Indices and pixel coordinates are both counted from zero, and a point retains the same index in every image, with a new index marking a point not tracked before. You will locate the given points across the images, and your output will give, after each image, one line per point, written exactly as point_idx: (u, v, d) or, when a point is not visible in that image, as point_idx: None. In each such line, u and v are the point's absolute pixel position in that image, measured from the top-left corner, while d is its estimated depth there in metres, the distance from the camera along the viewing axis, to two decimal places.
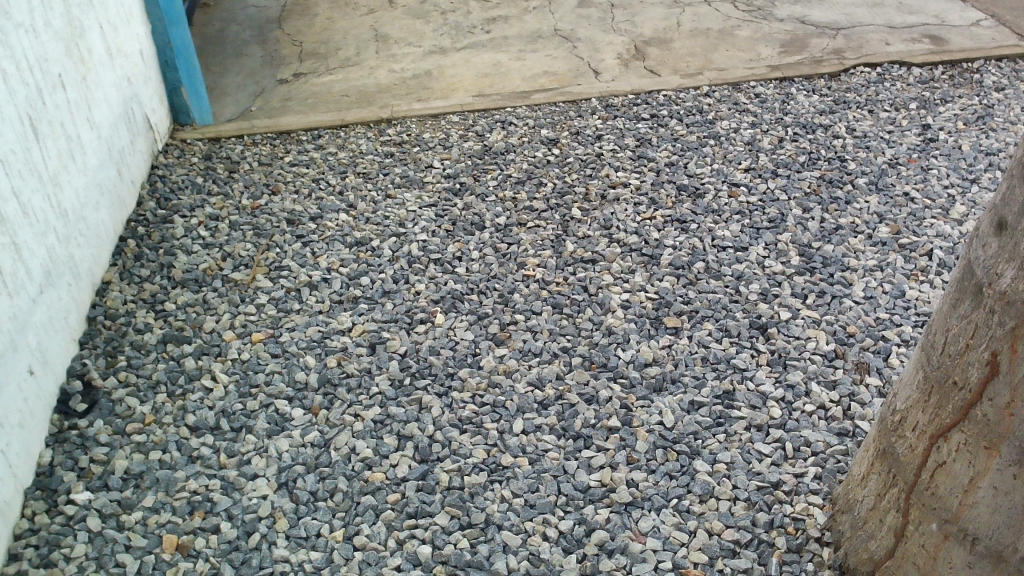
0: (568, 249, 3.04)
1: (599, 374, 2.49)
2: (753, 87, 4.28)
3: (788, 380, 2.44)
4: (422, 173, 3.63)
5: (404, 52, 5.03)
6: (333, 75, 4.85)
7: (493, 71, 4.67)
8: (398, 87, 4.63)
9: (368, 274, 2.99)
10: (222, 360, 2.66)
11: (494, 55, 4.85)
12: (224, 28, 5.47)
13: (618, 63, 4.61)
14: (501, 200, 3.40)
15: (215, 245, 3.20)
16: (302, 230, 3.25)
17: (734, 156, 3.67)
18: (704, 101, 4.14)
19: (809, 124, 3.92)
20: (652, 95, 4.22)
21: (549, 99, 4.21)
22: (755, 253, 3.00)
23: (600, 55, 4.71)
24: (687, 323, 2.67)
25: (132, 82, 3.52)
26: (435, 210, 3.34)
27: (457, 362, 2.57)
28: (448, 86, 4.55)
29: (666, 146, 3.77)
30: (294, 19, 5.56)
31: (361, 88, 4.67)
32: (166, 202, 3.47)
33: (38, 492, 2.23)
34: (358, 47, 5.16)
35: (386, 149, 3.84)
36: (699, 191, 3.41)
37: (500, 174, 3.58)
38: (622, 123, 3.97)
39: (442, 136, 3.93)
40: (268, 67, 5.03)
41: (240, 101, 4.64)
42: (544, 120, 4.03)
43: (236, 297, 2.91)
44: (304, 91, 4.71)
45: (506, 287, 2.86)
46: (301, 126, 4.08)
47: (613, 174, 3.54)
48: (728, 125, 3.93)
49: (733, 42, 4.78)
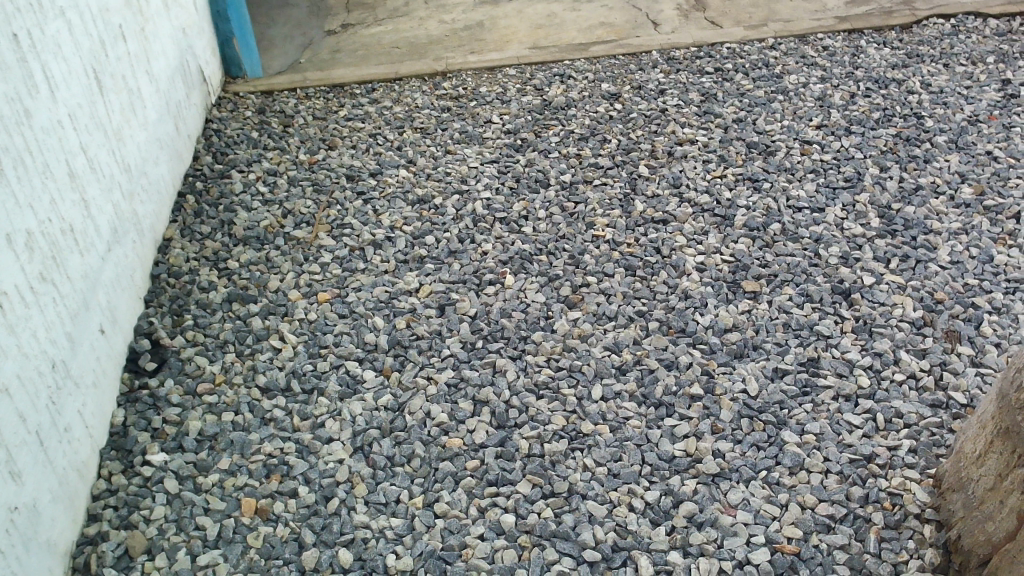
0: (638, 209, 2.94)
1: (677, 339, 2.41)
2: (821, 40, 4.11)
3: (875, 348, 2.35)
4: (481, 129, 3.54)
5: (454, 2, 4.91)
6: (382, 27, 4.80)
7: (548, 22, 4.54)
8: (449, 39, 4.53)
9: (432, 234, 2.91)
10: (289, 320, 2.62)
11: (547, 5, 4.71)
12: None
13: (678, 14, 4.44)
14: (565, 156, 3.30)
15: (275, 202, 3.15)
16: (362, 186, 3.18)
17: (805, 112, 3.52)
18: (771, 54, 3.98)
19: (882, 79, 3.76)
20: (716, 48, 4.06)
21: (608, 51, 4.07)
22: (833, 215, 2.89)
23: (659, 5, 4.54)
24: (766, 287, 2.57)
25: (186, 32, 3.44)
26: (497, 167, 3.25)
27: (529, 325, 2.51)
28: (502, 38, 4.44)
29: (732, 101, 3.63)
30: None
31: (413, 41, 4.58)
32: (223, 156, 3.42)
33: (114, 452, 2.22)
34: None
35: (442, 104, 3.75)
36: (770, 148, 3.29)
37: (562, 129, 3.48)
38: (686, 77, 3.83)
39: (500, 90, 3.83)
40: (316, 22, 4.97)
41: (289, 54, 4.63)
42: (605, 74, 3.90)
43: (300, 256, 2.86)
44: (353, 44, 4.68)
45: (576, 248, 2.78)
46: (355, 79, 3.99)
47: (679, 131, 3.43)
48: (797, 80, 3.77)
49: None
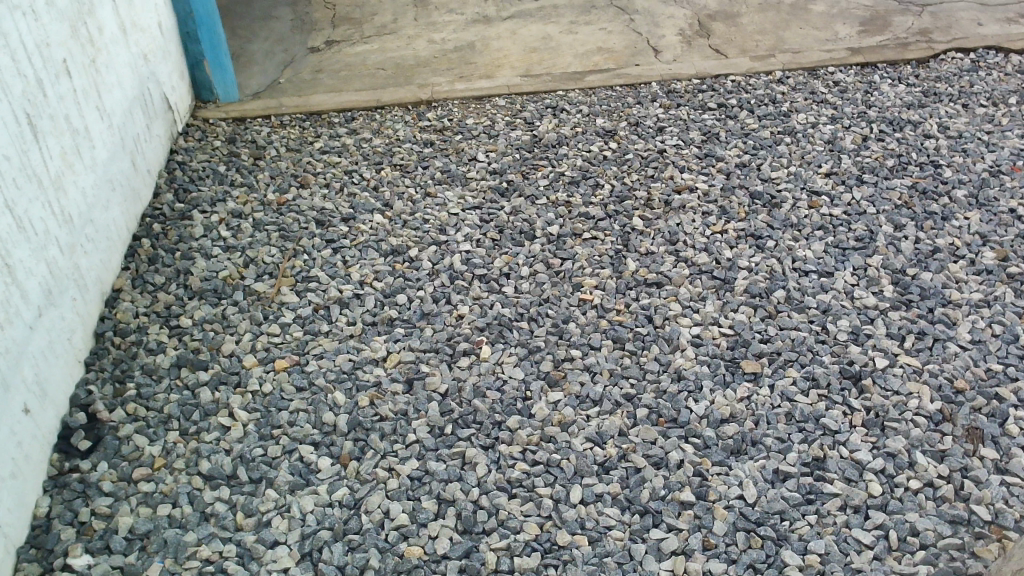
0: (630, 268, 2.70)
1: (668, 431, 2.17)
2: (831, 73, 3.85)
3: (888, 448, 2.11)
4: (465, 168, 3.29)
5: (445, 20, 4.67)
6: (367, 45, 4.56)
7: (543, 45, 4.30)
8: (438, 61, 4.29)
9: (405, 292, 2.67)
10: (241, 391, 2.38)
11: (542, 26, 4.47)
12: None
13: (681, 40, 4.19)
14: (553, 203, 3.05)
15: (237, 249, 2.90)
16: (332, 233, 2.94)
17: (813, 157, 3.27)
18: (778, 89, 3.73)
19: (896, 120, 3.51)
20: (720, 80, 3.81)
21: (604, 81, 3.83)
22: (842, 281, 2.64)
23: (660, 30, 4.29)
24: (768, 368, 2.33)
25: (149, 59, 3.19)
26: (479, 214, 3.01)
27: (505, 408, 2.26)
28: (493, 62, 4.20)
29: (736, 142, 3.38)
30: None
31: (399, 62, 4.34)
32: (185, 194, 3.18)
33: (32, 552, 1.98)
34: (395, 13, 4.82)
35: (425, 138, 3.50)
36: (775, 199, 3.04)
37: (551, 171, 3.23)
38: (686, 112, 3.59)
39: (487, 123, 3.58)
40: (300, 39, 4.74)
41: (268, 73, 4.40)
42: (600, 107, 3.65)
43: (259, 314, 2.62)
44: (337, 63, 4.44)
45: (560, 315, 2.53)
46: (333, 106, 3.74)
47: (678, 176, 3.18)
48: (805, 119, 3.52)
49: (808, 19, 4.34)
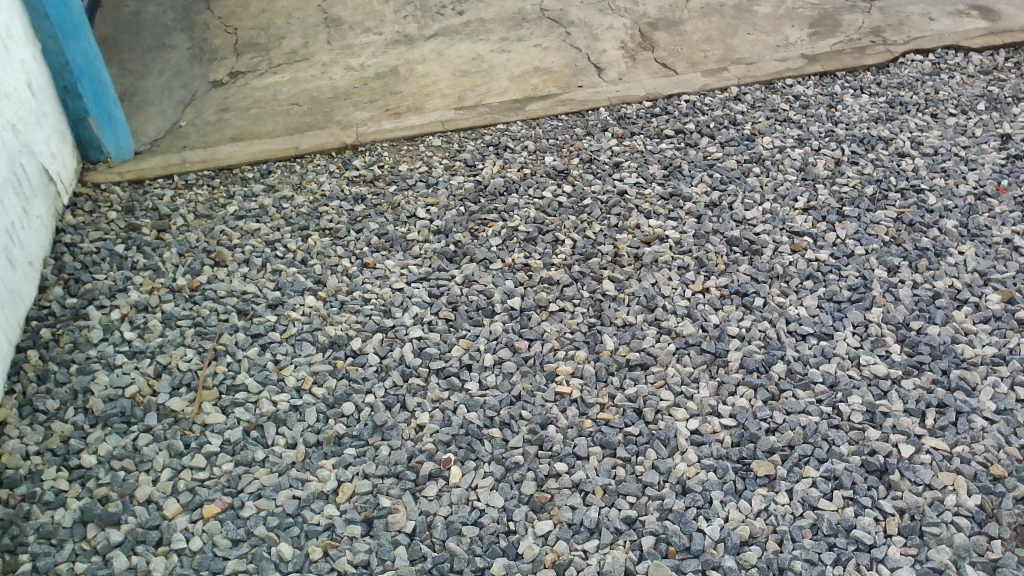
0: (608, 347, 2.37)
1: (682, 564, 1.86)
2: (789, 86, 3.57)
3: (933, 563, 1.84)
4: (405, 227, 2.90)
5: (362, 41, 4.23)
6: (277, 74, 4.10)
7: (474, 68, 3.91)
8: (358, 92, 3.86)
9: (351, 399, 2.28)
10: (164, 551, 1.96)
11: (471, 44, 4.07)
12: (140, 28, 4.63)
13: (624, 55, 3.86)
14: (510, 267, 2.69)
15: (145, 353, 2.46)
16: (258, 325, 2.52)
17: (787, 190, 2.98)
18: (736, 107, 3.43)
19: (867, 137, 3.25)
20: (672, 101, 3.49)
21: (548, 110, 3.46)
22: (845, 345, 2.36)
23: (600, 43, 3.94)
24: (783, 467, 2.03)
25: (18, 128, 2.69)
26: (427, 287, 2.63)
27: (487, 549, 1.91)
28: (421, 91, 3.80)
29: (701, 176, 3.07)
30: (226, 9, 4.72)
31: (315, 96, 3.90)
32: (78, 285, 2.70)
33: None
34: (305, 35, 4.36)
35: (355, 192, 3.09)
36: (754, 245, 2.74)
37: (503, 226, 2.86)
38: (641, 142, 3.26)
39: (424, 169, 3.19)
40: (200, 72, 4.24)
41: (167, 115, 3.94)
42: (547, 141, 3.29)
43: (178, 442, 2.20)
44: (244, 98, 3.98)
45: (537, 417, 2.18)
46: (244, 158, 3.28)
47: (645, 222, 2.85)
48: (771, 142, 3.23)
49: (754, 22, 4.06)
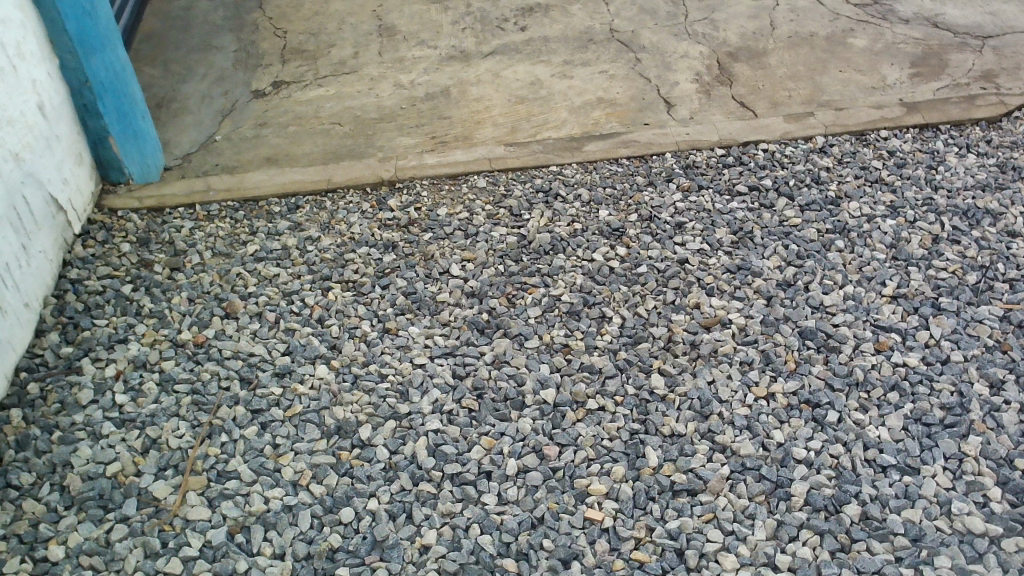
0: (650, 464, 2.04)
1: None
2: (884, 138, 3.16)
3: None
4: (435, 286, 2.61)
5: (415, 55, 3.93)
6: (322, 87, 3.83)
7: (531, 93, 3.58)
8: (405, 114, 3.57)
9: (352, 503, 2.01)
10: None
11: (531, 66, 3.74)
12: (189, 26, 4.42)
13: (697, 89, 3.49)
14: (547, 347, 2.38)
15: (135, 422, 2.22)
16: (260, 399, 2.26)
17: (874, 271, 2.60)
18: (821, 163, 3.03)
19: (972, 209, 2.83)
20: (748, 150, 3.12)
21: (607, 152, 3.12)
22: (933, 485, 1.99)
23: (673, 74, 3.57)
24: None
25: (22, 156, 2.47)
26: (452, 364, 2.33)
27: None
28: (472, 118, 3.49)
29: (775, 246, 2.70)
30: (278, 9, 4.47)
31: (358, 115, 3.62)
32: (76, 330, 2.49)
33: None
34: (356, 44, 4.09)
35: (386, 238, 2.81)
36: (831, 339, 2.37)
37: (544, 293, 2.55)
38: (709, 199, 2.90)
39: (464, 215, 2.89)
40: (243, 79, 4.00)
41: (203, 126, 3.71)
42: (603, 190, 2.95)
43: (155, 540, 1.96)
44: (284, 113, 3.72)
45: (560, 549, 1.88)
46: (272, 190, 3.02)
47: (706, 301, 2.50)
48: (858, 208, 2.84)
49: (848, 58, 3.64)
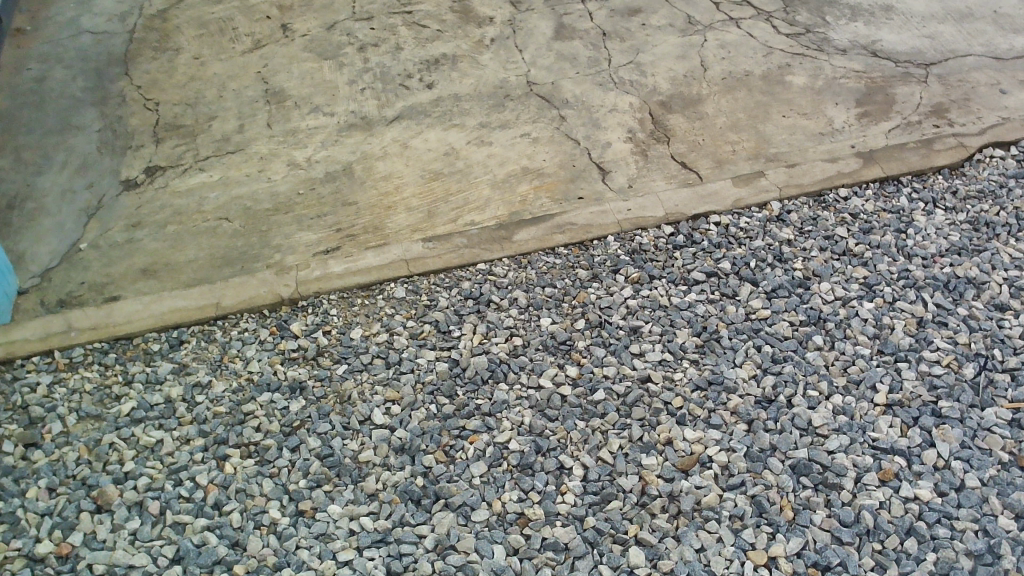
0: None
1: None
2: (844, 198, 2.84)
3: None
4: (357, 441, 2.17)
5: (311, 126, 3.46)
6: (204, 172, 3.32)
7: (446, 166, 3.15)
8: (304, 203, 3.09)
9: None
10: None
11: (443, 131, 3.31)
12: (43, 102, 3.83)
13: (632, 149, 3.12)
14: (500, 519, 1.98)
15: None
16: None
17: (861, 372, 2.27)
18: (781, 235, 2.70)
19: (954, 281, 2.53)
20: (699, 224, 2.76)
21: (541, 240, 2.72)
22: None
23: (603, 132, 3.20)
24: None
25: None
26: (387, 557, 1.91)
27: None
28: (382, 203, 3.04)
29: (746, 349, 2.34)
30: (147, 74, 3.92)
31: (248, 207, 3.12)
32: None
33: None
34: (241, 114, 3.58)
35: (292, 377, 2.35)
36: (829, 472, 2.03)
37: (489, 441, 2.14)
38: (664, 292, 2.53)
39: (383, 337, 2.45)
40: (110, 166, 3.45)
41: (64, 231, 3.16)
42: (542, 291, 2.55)
43: None
44: (161, 208, 3.20)
45: None
46: (148, 323, 2.52)
47: (678, 433, 2.13)
48: (831, 290, 2.51)
49: (788, 100, 3.33)
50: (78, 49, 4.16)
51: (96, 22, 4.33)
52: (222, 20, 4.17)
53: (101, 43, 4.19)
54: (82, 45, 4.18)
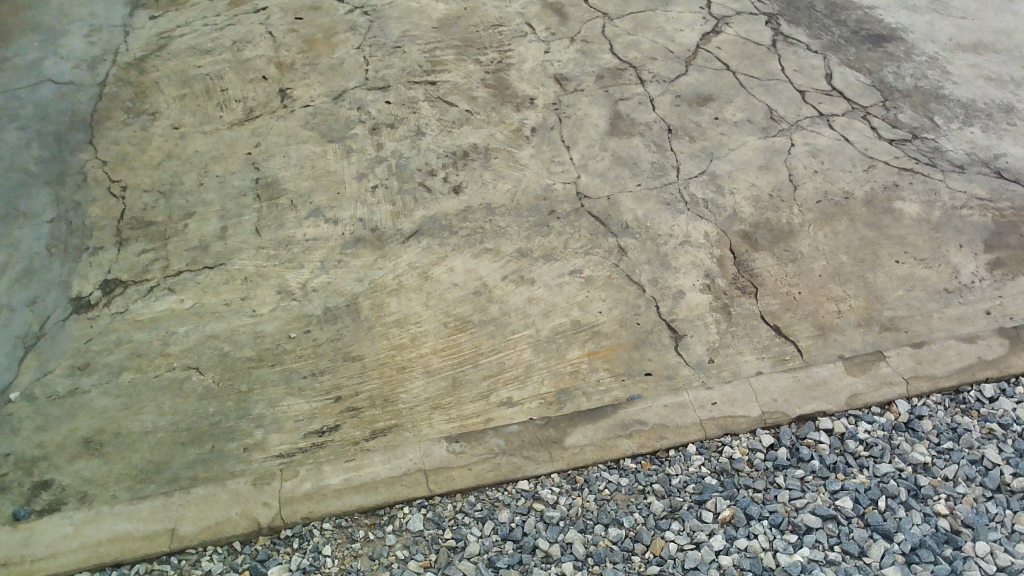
0: None
1: None
2: (989, 398, 2.21)
3: None
4: None
5: (310, 235, 2.82)
6: (173, 295, 2.68)
7: (477, 310, 2.52)
8: (296, 353, 2.46)
9: None
10: None
11: (473, 256, 2.67)
12: None
13: (711, 302, 2.49)
14: None
15: None
16: None
17: None
18: (913, 457, 2.08)
19: None
20: (805, 432, 2.14)
21: (600, 448, 2.11)
22: None
23: (673, 274, 2.56)
24: None
25: None
26: None
27: None
28: (395, 362, 2.41)
29: None
30: (116, 146, 3.26)
31: (226, 353, 2.48)
32: None
33: None
34: (225, 212, 2.94)
35: None
36: None
37: None
38: (767, 545, 1.91)
39: None
40: (60, 273, 2.80)
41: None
42: (604, 533, 1.94)
43: None
44: (116, 343, 2.55)
45: None
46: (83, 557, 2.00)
47: None
48: (991, 554, 1.88)
49: (900, 237, 2.70)
50: (37, 104, 3.50)
51: (61, 70, 3.66)
52: (210, 78, 3.52)
53: (65, 96, 3.53)
54: (42, 100, 3.52)
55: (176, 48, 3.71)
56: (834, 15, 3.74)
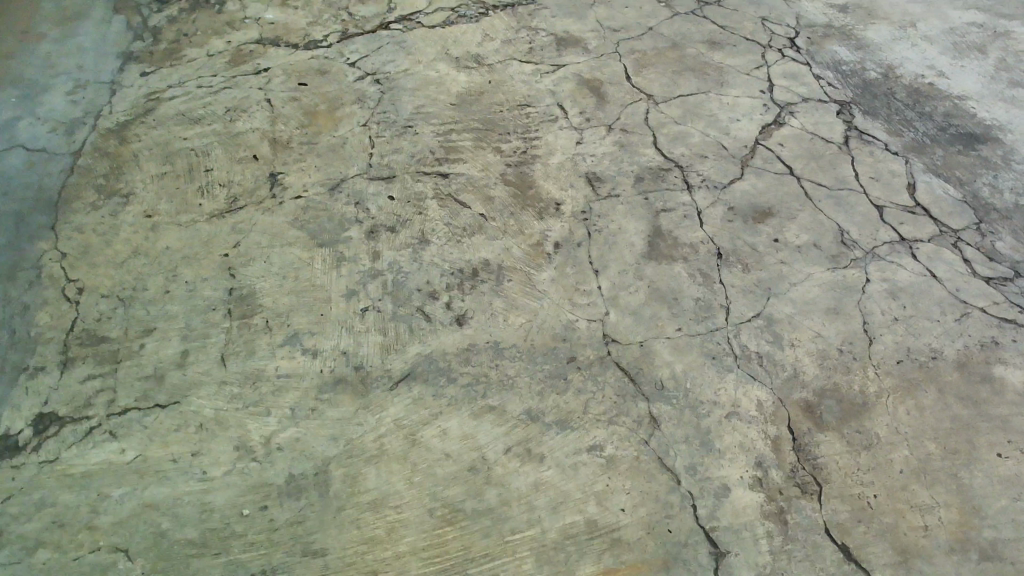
0: None
1: None
2: None
3: None
4: None
5: (283, 370, 2.37)
6: (114, 443, 2.23)
7: (472, 495, 2.04)
8: (248, 540, 2.00)
9: None
10: None
11: (473, 415, 2.20)
12: None
13: (762, 503, 1.99)
14: None
15: None
16: None
17: None
18: None
19: None
20: None
21: None
22: None
23: (716, 459, 2.07)
24: None
25: None
26: None
27: None
28: (365, 563, 1.94)
29: None
30: (79, 234, 2.82)
31: (163, 532, 2.03)
32: None
33: None
34: (190, 331, 2.49)
35: None
36: None
37: None
38: None
39: None
40: None
41: None
42: None
43: None
44: (37, 508, 2.10)
45: None
46: None
47: None
48: None
49: (1003, 419, 2.18)
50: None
51: (33, 130, 3.22)
52: (195, 154, 3.10)
53: (32, 164, 3.09)
54: (7, 168, 3.08)
55: (163, 113, 3.28)
56: (919, 106, 3.21)
